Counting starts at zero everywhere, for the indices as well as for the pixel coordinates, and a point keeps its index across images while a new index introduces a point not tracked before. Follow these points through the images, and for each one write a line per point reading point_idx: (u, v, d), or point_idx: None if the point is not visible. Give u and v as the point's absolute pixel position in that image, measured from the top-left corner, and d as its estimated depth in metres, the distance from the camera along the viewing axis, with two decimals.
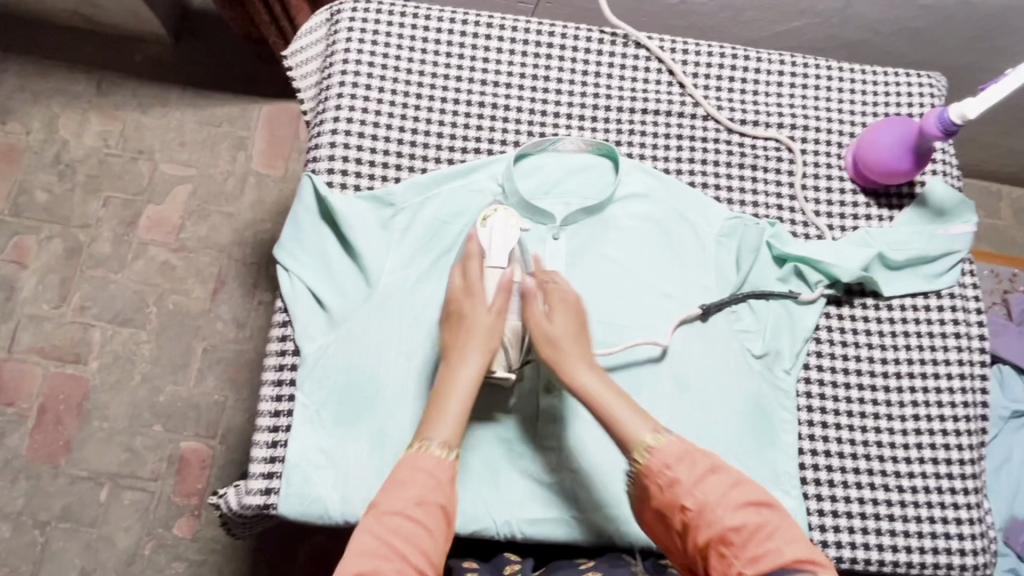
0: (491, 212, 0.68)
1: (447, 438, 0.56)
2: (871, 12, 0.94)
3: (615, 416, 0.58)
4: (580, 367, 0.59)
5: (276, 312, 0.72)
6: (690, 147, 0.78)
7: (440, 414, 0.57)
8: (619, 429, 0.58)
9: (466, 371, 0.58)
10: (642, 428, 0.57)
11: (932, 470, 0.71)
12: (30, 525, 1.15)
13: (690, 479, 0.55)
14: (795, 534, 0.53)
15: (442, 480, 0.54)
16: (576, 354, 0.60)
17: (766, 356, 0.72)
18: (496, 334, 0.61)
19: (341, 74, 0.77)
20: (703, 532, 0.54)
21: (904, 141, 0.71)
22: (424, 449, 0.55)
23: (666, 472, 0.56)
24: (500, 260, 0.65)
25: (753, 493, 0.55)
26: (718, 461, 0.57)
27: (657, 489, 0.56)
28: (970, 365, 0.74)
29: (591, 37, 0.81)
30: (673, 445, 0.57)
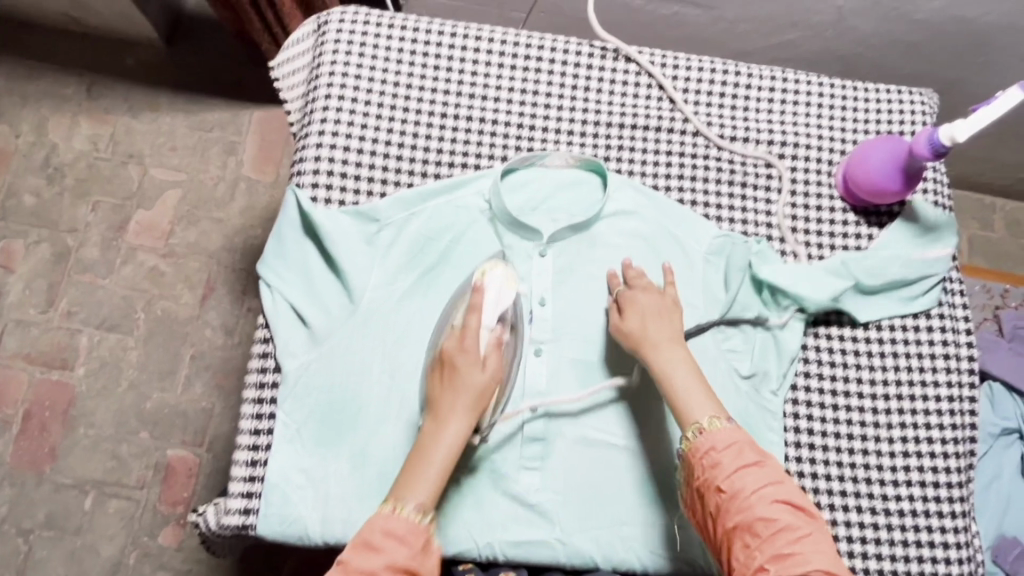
0: (490, 267, 0.65)
1: (422, 502, 0.55)
2: (865, 25, 0.93)
3: (682, 395, 0.61)
4: (665, 347, 0.63)
5: (258, 328, 0.71)
6: (680, 163, 0.77)
7: (418, 475, 0.56)
8: (682, 407, 0.61)
9: (446, 438, 0.57)
10: (704, 410, 0.60)
11: (919, 493, 0.70)
12: (14, 533, 1.14)
13: (730, 466, 0.57)
14: (822, 545, 0.54)
15: (414, 546, 0.54)
16: (664, 334, 0.64)
17: (753, 376, 0.71)
18: (479, 399, 0.59)
19: (327, 86, 0.76)
20: (731, 516, 0.55)
21: (894, 159, 0.71)
22: (398, 511, 0.55)
23: (711, 455, 0.58)
24: (492, 319, 0.62)
25: (789, 495, 0.56)
26: (764, 457, 0.58)
27: (699, 468, 0.58)
28: (959, 386, 0.74)
29: (581, 51, 0.80)
30: (727, 432, 0.59)
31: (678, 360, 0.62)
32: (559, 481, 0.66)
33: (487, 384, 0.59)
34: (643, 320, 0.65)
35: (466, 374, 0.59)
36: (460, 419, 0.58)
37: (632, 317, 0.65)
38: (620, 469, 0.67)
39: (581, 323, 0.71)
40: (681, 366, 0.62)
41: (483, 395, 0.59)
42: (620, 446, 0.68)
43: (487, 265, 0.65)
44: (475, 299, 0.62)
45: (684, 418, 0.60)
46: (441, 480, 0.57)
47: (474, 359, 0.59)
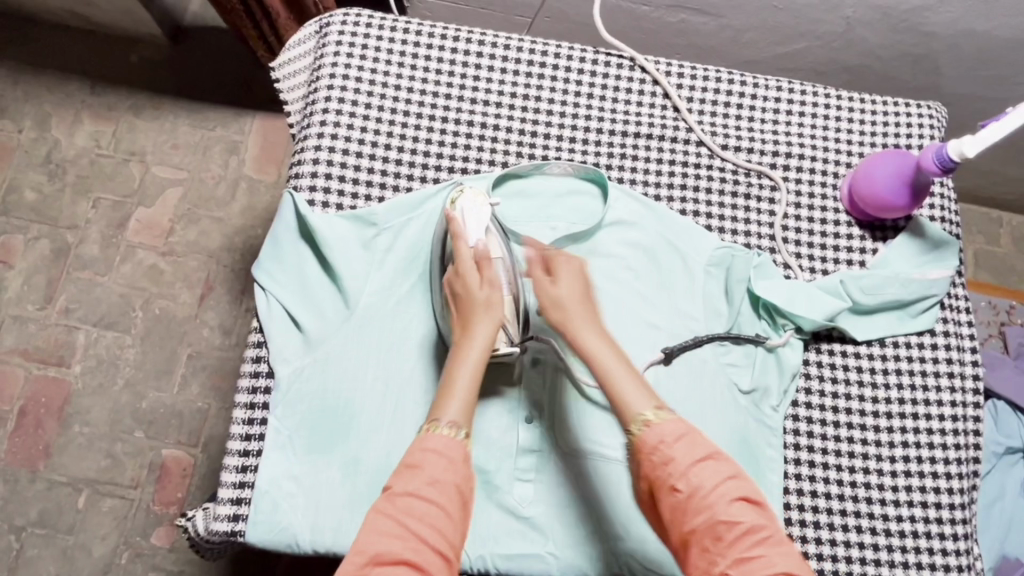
0: (456, 195, 0.67)
1: (455, 417, 0.52)
2: (873, 37, 0.93)
3: (615, 384, 0.54)
4: (586, 329, 0.57)
5: (252, 332, 0.70)
6: (683, 173, 0.76)
7: (449, 395, 0.53)
8: (619, 401, 0.54)
9: (477, 336, 0.56)
10: (643, 401, 0.53)
11: (921, 514, 0.69)
12: (6, 530, 1.13)
13: (684, 461, 0.49)
14: (788, 546, 0.47)
15: (456, 459, 0.49)
16: (586, 317, 0.58)
17: (753, 392, 0.70)
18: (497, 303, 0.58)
19: (327, 88, 0.75)
20: (689, 519, 0.48)
21: (901, 174, 0.70)
22: (432, 430, 0.51)
23: (660, 449, 0.51)
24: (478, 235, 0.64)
25: (749, 489, 0.49)
26: (719, 448, 0.51)
27: (649, 465, 0.51)
28: (963, 406, 0.72)
29: (585, 57, 0.79)
30: (674, 423, 0.52)
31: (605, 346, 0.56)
32: (553, 493, 0.65)
33: (494, 298, 0.59)
34: (569, 296, 0.59)
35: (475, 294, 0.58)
36: (484, 329, 0.56)
37: (564, 285, 0.60)
38: (621, 485, 0.63)
39: None
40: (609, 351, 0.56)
41: (494, 308, 0.58)
42: (617, 458, 0.64)
43: (454, 195, 0.67)
44: (455, 227, 0.64)
45: (624, 413, 0.53)
46: (473, 392, 0.54)
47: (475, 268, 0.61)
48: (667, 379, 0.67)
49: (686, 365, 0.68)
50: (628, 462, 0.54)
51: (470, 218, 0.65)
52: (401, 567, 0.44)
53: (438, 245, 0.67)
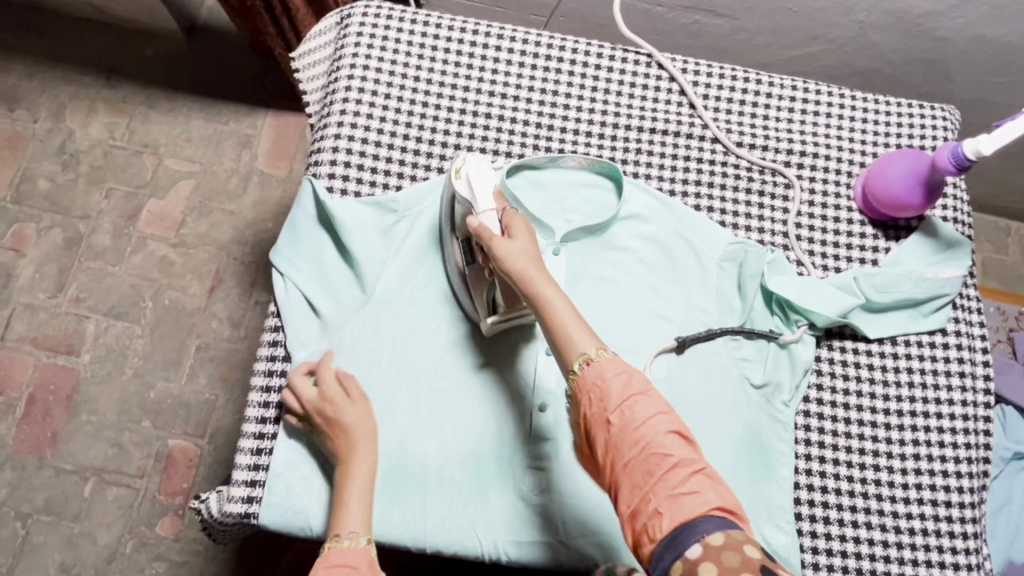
0: (461, 163, 0.66)
1: (353, 529, 0.55)
2: (886, 41, 0.93)
3: (563, 328, 0.54)
4: (541, 277, 0.56)
5: (269, 317, 0.71)
6: (697, 169, 0.77)
7: (344, 511, 0.56)
8: (564, 342, 0.54)
9: (357, 458, 0.59)
10: (587, 340, 0.53)
11: (931, 512, 0.69)
12: (12, 517, 1.14)
13: (621, 396, 0.50)
14: (717, 480, 0.48)
15: (361, 566, 0.52)
16: (530, 263, 0.57)
17: (765, 386, 0.70)
18: (367, 420, 0.62)
19: (347, 78, 0.76)
20: (622, 452, 0.49)
21: (916, 173, 0.70)
22: (334, 545, 0.54)
23: (598, 386, 0.51)
24: (488, 203, 0.63)
25: (681, 425, 0.50)
26: (653, 385, 0.52)
27: (587, 401, 0.52)
28: (974, 406, 0.73)
29: (602, 53, 0.80)
30: (615, 362, 0.52)
31: (555, 293, 0.56)
32: (565, 483, 0.66)
33: (363, 415, 0.62)
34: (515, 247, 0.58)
35: (349, 415, 0.61)
36: (362, 449, 0.60)
37: (521, 238, 0.59)
38: None
39: (593, 324, 0.70)
40: (560, 298, 0.55)
41: (368, 426, 0.61)
42: None
43: (458, 164, 0.66)
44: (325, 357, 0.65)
45: (569, 352, 0.53)
46: (366, 501, 0.57)
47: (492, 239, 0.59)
48: (680, 375, 0.68)
49: (697, 357, 0.69)
50: (569, 404, 0.54)
51: (477, 186, 0.64)
52: None
53: (448, 212, 0.69)
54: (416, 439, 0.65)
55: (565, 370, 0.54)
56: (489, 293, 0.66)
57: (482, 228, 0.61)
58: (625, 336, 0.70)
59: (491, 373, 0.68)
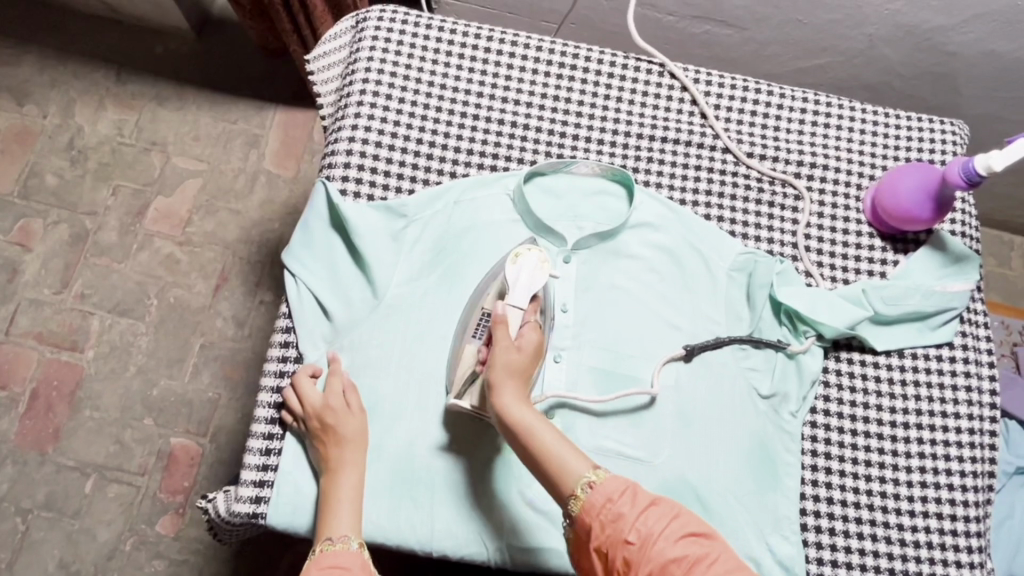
0: (523, 250, 0.65)
1: (344, 534, 0.57)
2: (895, 55, 0.94)
3: (554, 452, 0.54)
4: (520, 406, 0.56)
5: (280, 318, 0.72)
6: (708, 178, 0.77)
7: (334, 516, 0.59)
8: (557, 467, 0.54)
9: (350, 469, 0.61)
10: (581, 463, 0.54)
11: (935, 525, 0.69)
12: (12, 512, 1.14)
13: (633, 513, 0.51)
14: (737, 563, 0.49)
15: (353, 568, 0.54)
16: (513, 387, 0.57)
17: (773, 397, 0.71)
18: (364, 431, 0.63)
19: (362, 81, 0.76)
20: (642, 566, 0.49)
21: (926, 188, 0.70)
22: (325, 549, 0.56)
23: (608, 507, 0.51)
24: (518, 300, 0.62)
25: (693, 524, 0.51)
26: (658, 494, 0.53)
27: (599, 526, 0.52)
28: (980, 420, 0.73)
29: (615, 61, 0.81)
30: (614, 480, 0.53)
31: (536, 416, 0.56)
32: None
33: (362, 426, 0.63)
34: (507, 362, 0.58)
35: (349, 427, 0.62)
36: (355, 459, 0.62)
37: (519, 352, 0.59)
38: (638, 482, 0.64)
39: (600, 330, 0.70)
40: (545, 423, 0.56)
41: (365, 438, 0.63)
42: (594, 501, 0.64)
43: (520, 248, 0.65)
44: (336, 365, 0.66)
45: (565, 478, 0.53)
46: (357, 508, 0.60)
47: (504, 339, 0.60)
48: (688, 384, 0.69)
49: (706, 364, 0.70)
50: (572, 532, 0.53)
51: (522, 280, 0.63)
52: None
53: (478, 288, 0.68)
54: (424, 443, 0.66)
55: (559, 495, 0.54)
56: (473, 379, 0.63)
57: (501, 322, 0.61)
58: (634, 344, 0.70)
59: None
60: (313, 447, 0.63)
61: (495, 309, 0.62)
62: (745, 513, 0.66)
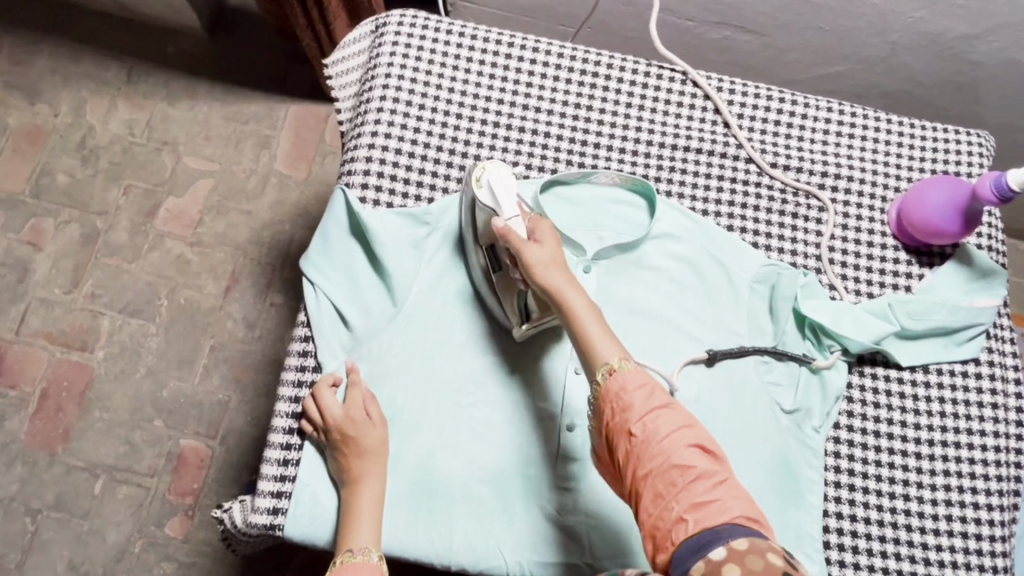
0: (481, 169, 0.66)
1: (366, 546, 0.58)
2: (918, 63, 0.92)
3: (588, 335, 0.56)
4: (566, 285, 0.58)
5: (298, 326, 0.71)
6: (731, 189, 0.76)
7: (355, 527, 0.59)
8: (590, 349, 0.56)
9: (372, 479, 0.61)
10: (612, 350, 0.55)
11: (960, 543, 0.68)
12: (22, 512, 1.13)
13: (643, 407, 0.52)
14: (740, 491, 0.49)
15: None
16: (555, 274, 0.59)
17: (796, 412, 0.70)
18: (386, 441, 0.63)
19: (382, 87, 0.76)
20: (644, 464, 0.50)
21: (953, 202, 0.69)
22: (347, 560, 0.56)
23: (621, 397, 0.53)
24: (512, 210, 0.63)
25: (703, 438, 0.51)
26: (675, 400, 0.54)
27: (609, 412, 0.53)
28: (1005, 438, 0.72)
29: (637, 68, 0.80)
30: (636, 372, 0.54)
31: (577, 300, 0.58)
32: (593, 505, 0.65)
33: (385, 437, 0.63)
34: (542, 255, 0.60)
35: (371, 436, 0.62)
36: (377, 469, 0.62)
37: (547, 244, 0.61)
38: None
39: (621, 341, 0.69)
40: (584, 305, 0.57)
41: (386, 448, 0.63)
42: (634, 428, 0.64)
43: (478, 173, 0.66)
44: (354, 374, 0.65)
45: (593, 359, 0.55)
46: (378, 520, 0.60)
47: (522, 241, 0.60)
48: (711, 396, 0.68)
49: (728, 376, 0.69)
50: (591, 416, 0.55)
51: (498, 189, 0.65)
52: None
53: (470, 218, 0.68)
54: (444, 455, 0.65)
55: (589, 377, 0.55)
56: (520, 299, 0.65)
57: (510, 231, 0.61)
58: (656, 356, 0.69)
59: (520, 390, 0.67)
60: (331, 455, 0.63)
61: (494, 224, 0.62)
62: None
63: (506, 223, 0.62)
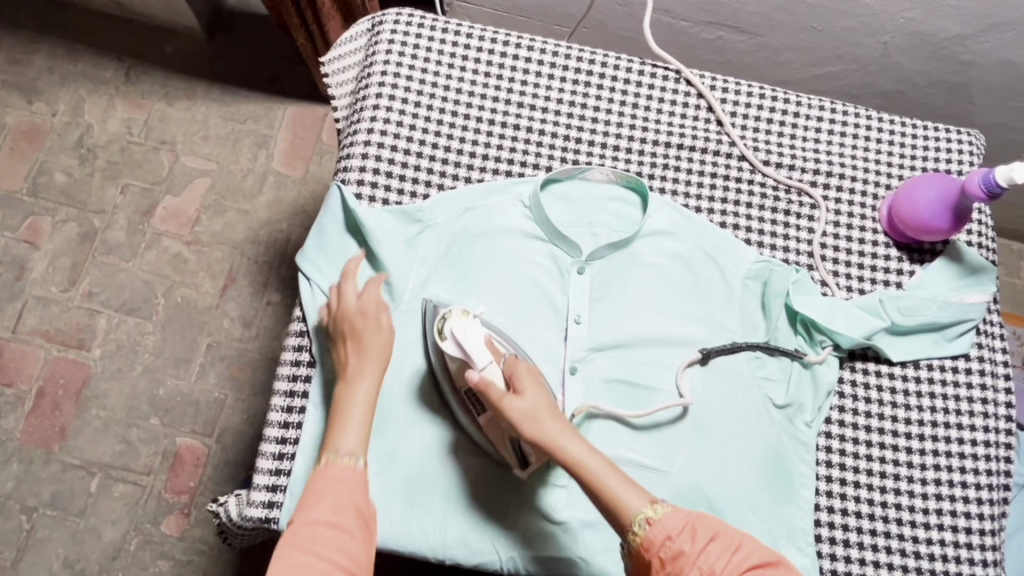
0: (444, 319, 0.60)
1: (352, 447, 0.57)
2: (911, 63, 0.93)
3: (609, 489, 0.52)
4: (566, 439, 0.54)
5: (294, 322, 0.72)
6: (724, 186, 0.77)
7: (343, 425, 0.58)
8: (615, 505, 0.52)
9: (366, 379, 0.59)
10: (638, 498, 0.52)
11: (950, 537, 0.69)
12: (17, 510, 1.13)
13: (693, 550, 0.51)
14: None
15: (354, 485, 0.55)
16: (554, 428, 0.54)
17: (788, 407, 0.70)
18: (388, 343, 0.62)
19: (378, 85, 0.76)
20: None
21: (943, 198, 0.70)
22: (332, 460, 0.56)
23: (668, 545, 0.51)
24: (484, 357, 0.57)
25: (755, 556, 0.51)
26: (716, 523, 0.53)
27: (658, 563, 0.51)
28: (995, 432, 0.73)
29: (632, 67, 0.80)
30: (673, 514, 0.52)
31: (581, 451, 0.53)
32: (587, 501, 0.65)
33: (387, 338, 0.62)
34: (531, 408, 0.54)
35: (372, 332, 0.61)
36: (373, 365, 0.60)
37: (530, 394, 0.55)
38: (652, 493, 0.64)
39: (614, 337, 0.70)
40: (590, 455, 0.53)
41: (388, 350, 0.62)
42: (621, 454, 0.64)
43: (440, 325, 0.60)
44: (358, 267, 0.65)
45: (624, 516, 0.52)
46: (367, 421, 0.58)
47: (504, 397, 0.55)
48: (704, 393, 0.68)
49: (722, 372, 0.69)
50: (634, 567, 0.53)
51: (470, 342, 0.58)
52: None
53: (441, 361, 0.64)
54: (439, 449, 0.65)
55: (621, 532, 0.53)
56: (513, 446, 0.62)
57: (488, 384, 0.56)
58: (648, 352, 0.70)
59: None
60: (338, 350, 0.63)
61: (469, 377, 0.56)
62: (760, 523, 0.66)
63: (479, 372, 0.56)
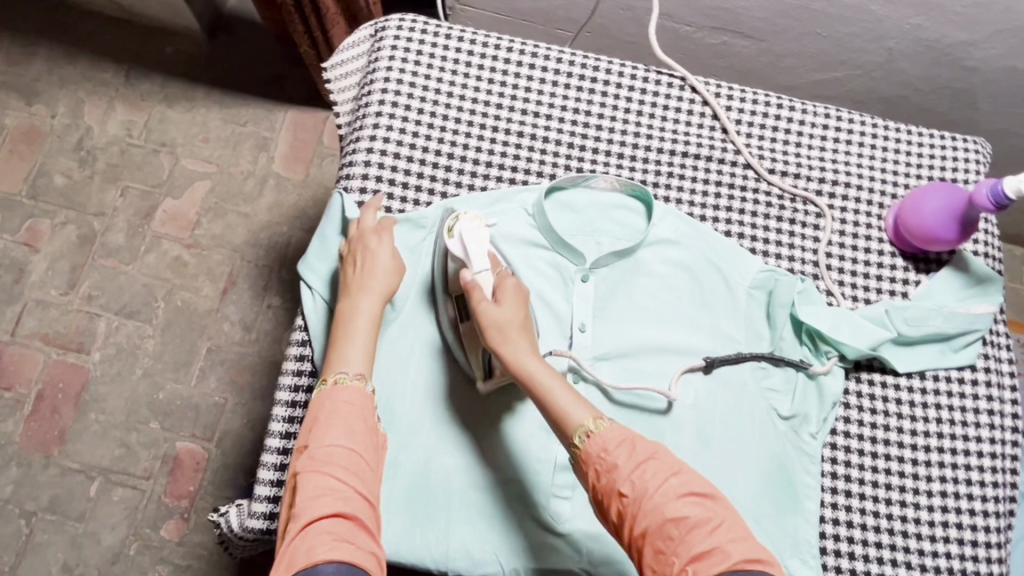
0: (455, 220, 0.65)
1: (359, 370, 0.59)
2: (915, 68, 0.92)
3: (557, 401, 0.55)
4: (524, 350, 0.58)
5: (295, 330, 0.71)
6: (729, 195, 0.77)
7: (348, 348, 0.60)
8: (559, 416, 0.54)
9: (371, 302, 0.62)
10: (583, 412, 0.54)
11: (956, 549, 0.69)
12: (16, 515, 1.13)
13: (627, 465, 0.50)
14: (739, 530, 0.47)
15: (365, 407, 0.56)
16: (518, 338, 0.59)
17: (793, 418, 0.70)
18: (394, 271, 0.65)
19: (381, 91, 0.76)
20: (639, 522, 0.48)
21: (949, 208, 0.70)
22: (340, 382, 0.57)
23: (604, 457, 0.51)
24: (482, 263, 0.63)
25: (693, 484, 0.49)
26: (660, 447, 0.52)
27: (595, 476, 0.52)
28: (1001, 444, 0.72)
29: (636, 73, 0.80)
30: (615, 431, 0.53)
31: (537, 364, 0.57)
32: (591, 512, 0.65)
33: (395, 263, 0.65)
34: (502, 316, 0.59)
35: (382, 255, 0.65)
36: (381, 287, 0.63)
37: (507, 306, 0.60)
38: None
39: (617, 347, 0.69)
40: (544, 368, 0.57)
41: (396, 274, 0.65)
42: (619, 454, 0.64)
43: (451, 224, 0.65)
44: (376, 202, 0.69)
45: (566, 425, 0.53)
46: (371, 344, 0.61)
47: (481, 300, 0.60)
48: (709, 404, 0.68)
49: (726, 382, 0.69)
50: (578, 479, 0.54)
51: (471, 246, 0.63)
52: (337, 517, 0.50)
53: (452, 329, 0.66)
54: (441, 459, 0.65)
55: (565, 443, 0.54)
56: (483, 359, 0.64)
57: (475, 287, 0.61)
58: (651, 361, 0.69)
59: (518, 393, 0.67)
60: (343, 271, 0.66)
61: (463, 278, 0.62)
62: (765, 536, 0.65)
63: (469, 274, 0.62)
